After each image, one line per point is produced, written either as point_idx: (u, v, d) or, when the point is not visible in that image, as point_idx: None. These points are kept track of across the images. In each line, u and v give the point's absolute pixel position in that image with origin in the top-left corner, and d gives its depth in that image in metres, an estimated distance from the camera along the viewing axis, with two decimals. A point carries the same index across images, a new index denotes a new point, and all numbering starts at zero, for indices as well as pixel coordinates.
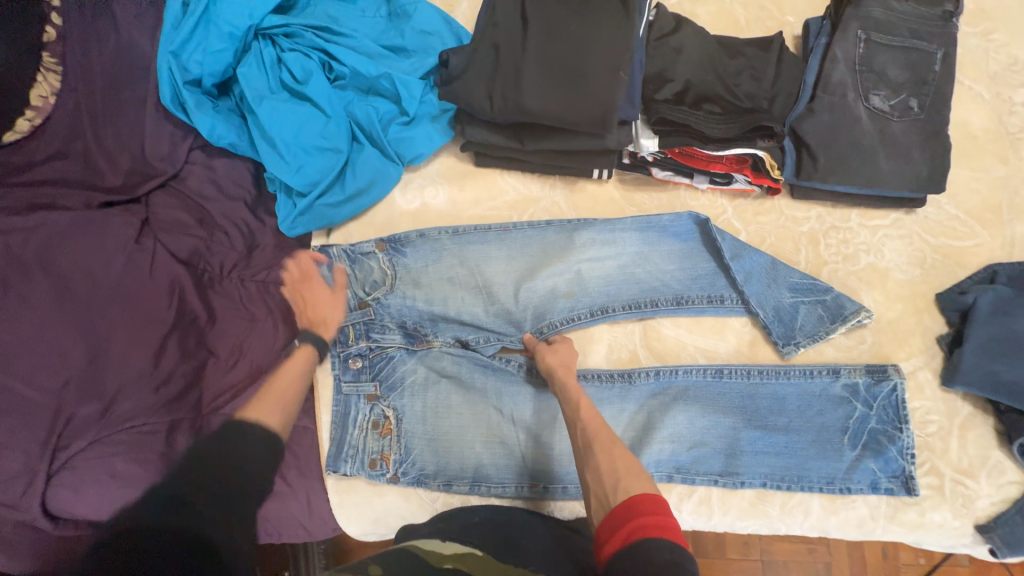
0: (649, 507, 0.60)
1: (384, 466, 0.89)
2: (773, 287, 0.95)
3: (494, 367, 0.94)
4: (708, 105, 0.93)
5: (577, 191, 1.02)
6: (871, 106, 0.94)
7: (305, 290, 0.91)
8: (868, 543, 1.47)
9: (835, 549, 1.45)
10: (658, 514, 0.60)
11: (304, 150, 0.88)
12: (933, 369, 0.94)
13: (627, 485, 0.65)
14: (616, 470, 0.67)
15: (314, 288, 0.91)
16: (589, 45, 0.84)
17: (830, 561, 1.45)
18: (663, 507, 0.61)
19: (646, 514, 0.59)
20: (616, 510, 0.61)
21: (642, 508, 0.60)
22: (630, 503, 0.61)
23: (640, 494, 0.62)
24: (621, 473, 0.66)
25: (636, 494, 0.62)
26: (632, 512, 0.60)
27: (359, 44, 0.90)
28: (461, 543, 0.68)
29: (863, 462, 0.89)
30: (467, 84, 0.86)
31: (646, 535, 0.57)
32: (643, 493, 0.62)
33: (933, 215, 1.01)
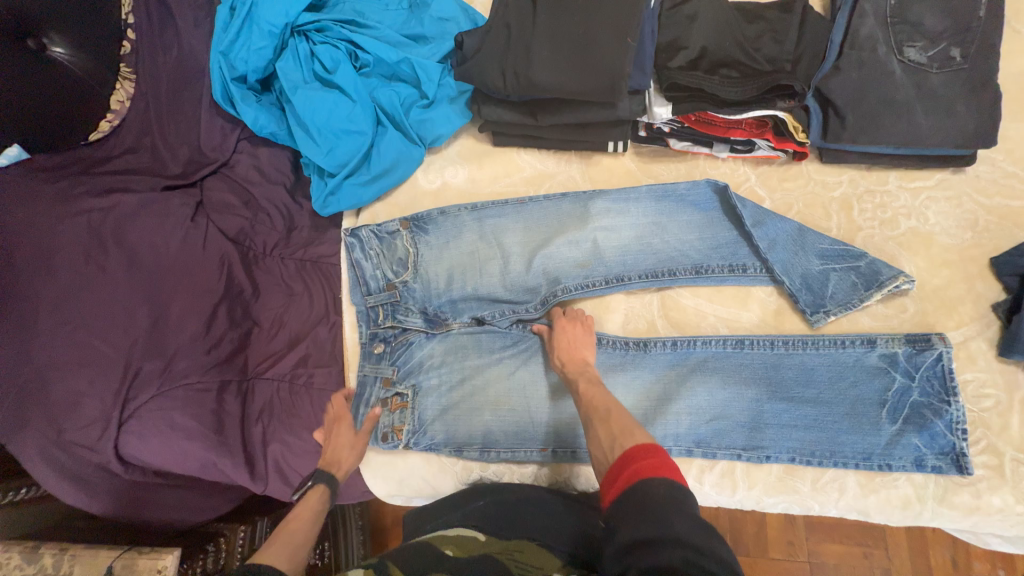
0: (645, 453, 0.60)
1: (396, 438, 0.92)
2: (799, 254, 0.92)
3: (513, 337, 0.97)
4: (725, 69, 0.91)
5: (592, 165, 1.03)
6: (905, 59, 0.88)
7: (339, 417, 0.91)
8: (934, 548, 1.35)
9: (894, 554, 1.34)
10: (655, 458, 0.59)
11: (333, 134, 0.95)
12: (988, 339, 0.86)
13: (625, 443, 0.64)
14: (612, 434, 0.66)
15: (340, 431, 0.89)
16: (598, 17, 0.85)
17: (888, 566, 1.34)
18: (661, 452, 0.60)
19: (643, 460, 0.59)
20: (615, 463, 0.61)
21: (638, 455, 0.59)
22: (627, 454, 0.61)
23: (637, 445, 0.62)
24: (618, 435, 0.65)
25: (633, 445, 0.62)
26: (630, 462, 0.60)
27: (382, 34, 0.96)
28: (463, 527, 0.74)
29: (904, 437, 0.83)
30: (479, 63, 0.90)
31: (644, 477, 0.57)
32: (640, 444, 0.62)
33: (987, 173, 0.93)
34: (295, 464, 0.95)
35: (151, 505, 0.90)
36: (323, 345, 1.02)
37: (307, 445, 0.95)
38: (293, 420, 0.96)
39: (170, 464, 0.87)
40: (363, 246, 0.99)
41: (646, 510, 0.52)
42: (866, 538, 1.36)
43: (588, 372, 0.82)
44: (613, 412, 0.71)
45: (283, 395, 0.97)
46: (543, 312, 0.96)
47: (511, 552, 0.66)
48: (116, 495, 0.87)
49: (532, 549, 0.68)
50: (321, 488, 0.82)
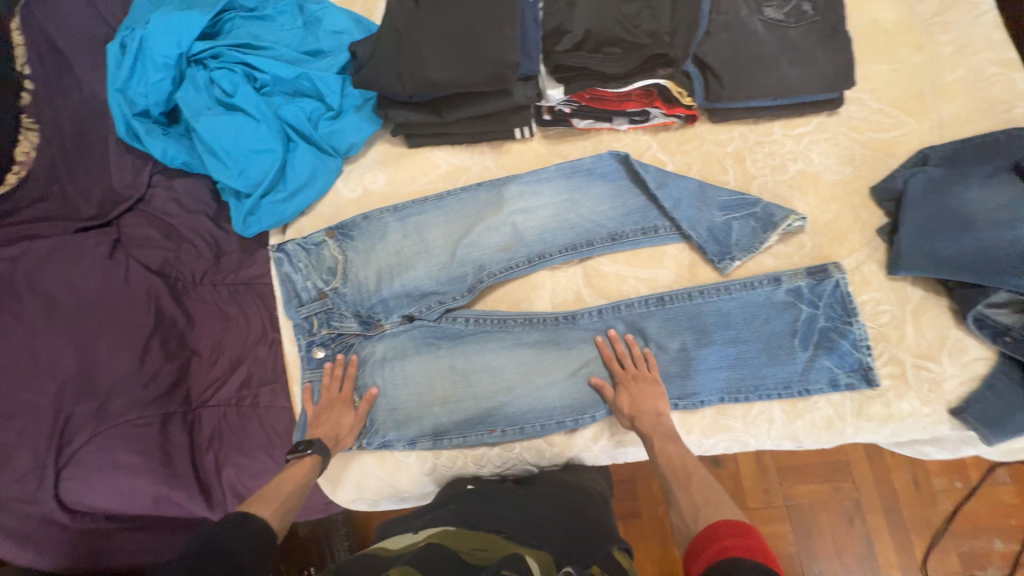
0: (731, 531, 0.63)
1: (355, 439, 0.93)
2: (704, 208, 0.98)
3: (443, 329, 0.97)
4: (608, 48, 0.97)
5: (504, 153, 1.08)
6: (765, 18, 0.96)
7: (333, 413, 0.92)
8: (897, 473, 1.43)
9: (861, 483, 1.42)
10: (744, 536, 0.61)
11: (242, 154, 0.96)
12: (877, 261, 0.93)
13: (707, 514, 0.68)
14: (694, 502, 0.71)
15: (342, 412, 0.93)
16: (481, 15, 0.91)
17: (858, 497, 1.41)
18: (752, 534, 0.62)
19: (728, 537, 0.62)
20: (702, 533, 0.65)
21: (724, 530, 0.63)
22: (715, 527, 0.64)
23: (725, 520, 0.65)
24: (701, 506, 0.69)
25: (719, 520, 0.65)
26: (716, 535, 0.63)
27: (279, 53, 0.99)
28: (433, 527, 0.75)
29: (817, 360, 0.89)
30: (373, 69, 0.93)
31: (732, 552, 0.60)
32: (726, 520, 0.65)
33: (856, 113, 1.01)
34: (251, 486, 0.94)
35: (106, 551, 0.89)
36: (264, 364, 1.01)
37: (261, 465, 0.95)
38: (246, 442, 0.96)
39: (119, 502, 0.87)
40: (292, 260, 1.02)
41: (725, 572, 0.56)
42: (834, 474, 1.43)
43: (662, 426, 0.83)
44: (692, 475, 0.75)
45: (230, 420, 0.97)
46: (470, 299, 0.98)
47: (476, 552, 0.68)
48: (67, 547, 0.85)
49: (497, 545, 0.70)
50: (315, 458, 0.84)
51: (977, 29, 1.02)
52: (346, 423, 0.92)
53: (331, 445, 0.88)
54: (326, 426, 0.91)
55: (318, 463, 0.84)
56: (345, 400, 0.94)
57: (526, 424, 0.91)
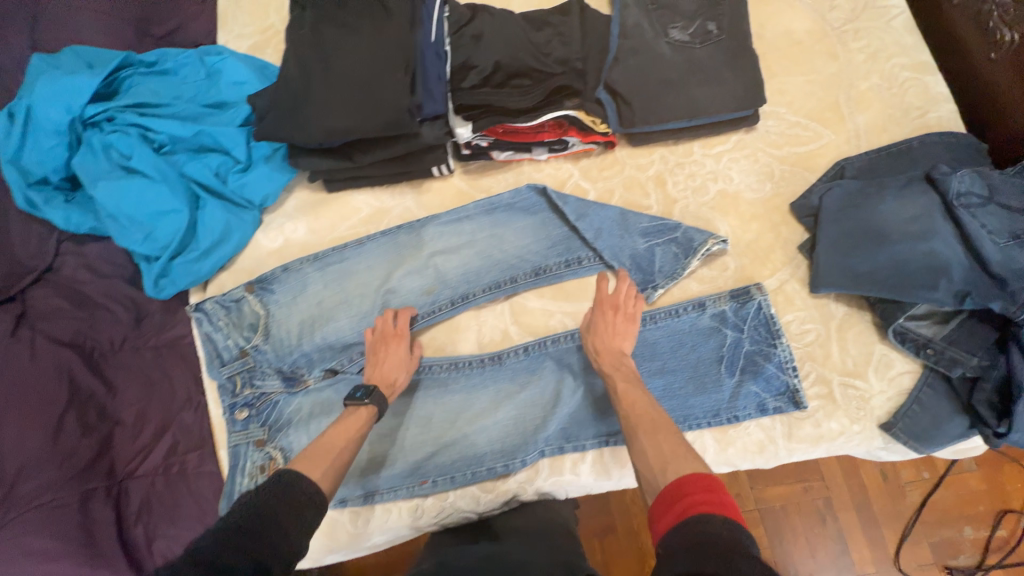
0: (698, 485, 0.59)
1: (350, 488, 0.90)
2: (626, 234, 0.96)
3: None
4: (517, 80, 0.96)
5: (424, 192, 1.06)
6: (671, 40, 0.94)
7: (382, 352, 0.90)
8: (864, 466, 1.40)
9: (830, 482, 1.38)
10: (713, 492, 0.58)
11: (146, 217, 0.93)
12: (800, 279, 0.92)
13: (678, 467, 0.63)
14: (663, 456, 0.65)
15: (392, 349, 0.90)
16: (377, 57, 0.88)
17: (829, 495, 1.38)
18: (716, 484, 0.59)
19: (696, 491, 0.58)
20: (667, 487, 0.60)
21: (692, 486, 0.59)
22: (680, 482, 0.60)
23: (691, 474, 0.61)
24: (669, 459, 0.64)
25: (685, 474, 0.61)
26: (685, 490, 0.59)
27: (178, 110, 0.96)
28: None
29: (744, 386, 0.88)
30: (271, 123, 0.90)
31: (706, 511, 0.56)
32: (691, 473, 0.61)
33: (774, 127, 1.00)
34: None
35: None
36: (190, 430, 0.99)
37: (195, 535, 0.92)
38: (177, 513, 0.93)
39: None
40: (212, 318, 0.99)
41: (704, 541, 0.51)
42: (804, 473, 1.40)
43: (622, 368, 0.82)
44: (659, 426, 0.71)
45: (159, 489, 0.94)
46: None
47: None
48: None
49: None
50: (372, 408, 0.84)
51: (889, 34, 1.02)
52: (395, 361, 0.90)
53: (386, 392, 0.87)
54: (382, 369, 0.88)
55: (373, 414, 0.84)
56: (398, 339, 0.91)
57: (458, 472, 0.90)
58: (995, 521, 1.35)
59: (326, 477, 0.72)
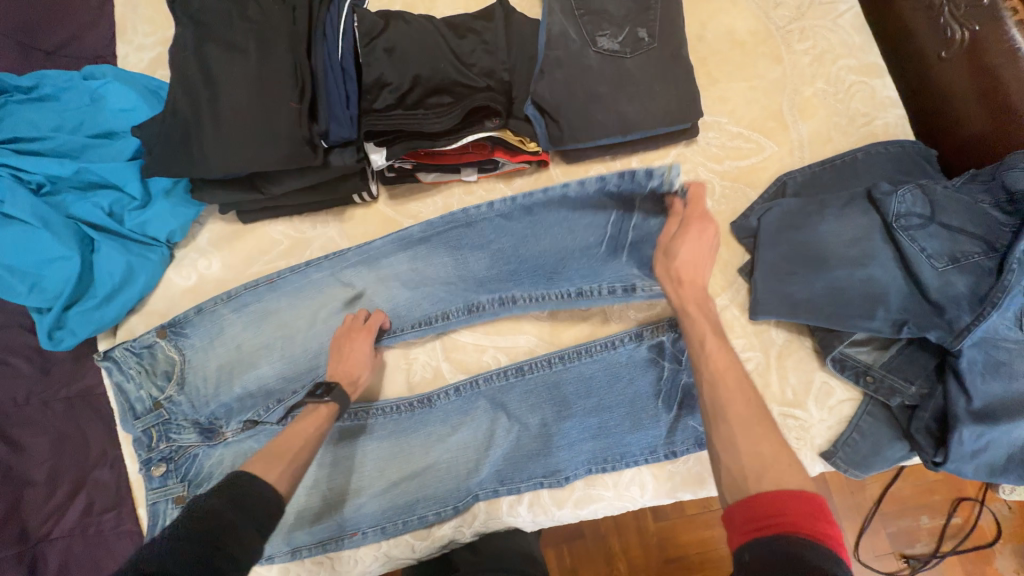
0: (810, 512, 0.51)
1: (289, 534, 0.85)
2: (560, 259, 0.88)
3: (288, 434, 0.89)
4: (436, 98, 0.87)
5: (348, 220, 0.98)
6: (600, 49, 0.87)
7: (349, 343, 0.86)
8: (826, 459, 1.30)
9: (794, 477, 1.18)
10: (825, 525, 0.50)
11: (32, 267, 0.84)
12: (740, 304, 0.87)
13: (776, 478, 0.55)
14: (757, 456, 0.57)
15: (359, 345, 0.86)
16: (272, 85, 0.80)
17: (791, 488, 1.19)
18: (827, 515, 0.51)
19: (805, 518, 0.50)
20: (766, 497, 0.53)
21: (798, 508, 0.51)
22: (788, 496, 0.52)
23: (803, 494, 0.52)
24: (767, 464, 0.56)
25: (787, 489, 0.53)
26: (783, 508, 0.51)
27: (58, 144, 0.86)
28: None
29: (681, 421, 0.85)
30: (162, 156, 0.81)
31: (809, 539, 0.48)
32: (804, 493, 0.53)
33: (715, 139, 0.93)
34: None
35: None
36: (107, 487, 0.94)
37: None
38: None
39: None
40: (123, 366, 0.90)
41: None
42: None
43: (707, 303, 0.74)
44: (755, 416, 0.61)
45: (77, 552, 0.89)
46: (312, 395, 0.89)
47: None
48: None
49: None
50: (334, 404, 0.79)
51: (834, 32, 0.95)
52: (360, 362, 0.86)
53: (348, 390, 0.83)
54: (347, 364, 0.85)
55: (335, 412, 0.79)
56: (363, 333, 0.87)
57: (389, 521, 0.86)
58: (952, 510, 1.19)
59: (284, 479, 0.67)
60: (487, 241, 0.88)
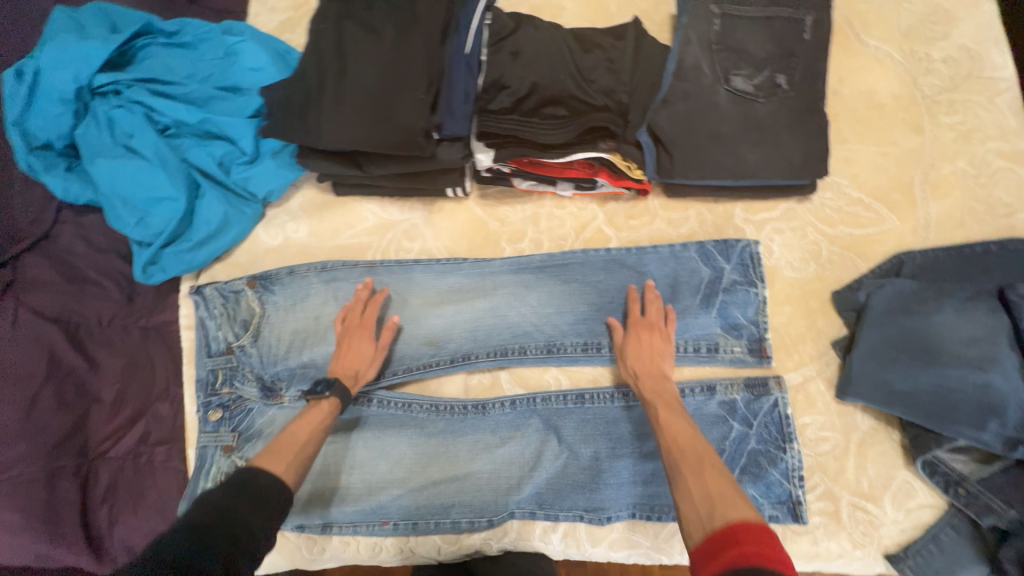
0: (753, 537, 0.51)
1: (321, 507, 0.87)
2: (657, 311, 0.88)
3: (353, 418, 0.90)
4: (550, 109, 0.85)
5: (436, 212, 0.99)
6: (732, 88, 0.83)
7: (353, 340, 0.88)
8: None
9: None
10: (771, 548, 0.50)
11: (142, 202, 0.88)
12: (827, 379, 0.82)
13: (725, 513, 0.56)
14: (710, 496, 0.59)
15: (359, 342, 0.88)
16: (400, 71, 0.81)
17: None
18: (774, 539, 0.51)
19: (749, 543, 0.51)
20: (715, 533, 0.54)
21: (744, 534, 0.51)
22: (734, 528, 0.53)
23: (748, 522, 0.53)
24: (716, 502, 0.57)
25: (738, 520, 0.54)
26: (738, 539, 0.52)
27: (188, 91, 0.90)
28: None
29: (741, 488, 0.80)
30: (281, 120, 0.83)
31: (756, 563, 0.49)
32: (744, 520, 0.54)
33: (831, 201, 0.88)
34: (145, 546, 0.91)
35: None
36: (163, 421, 0.98)
37: (151, 525, 0.92)
38: (142, 502, 0.92)
39: (9, 553, 0.87)
40: (209, 303, 0.96)
41: None
42: None
43: (665, 391, 0.77)
44: (707, 464, 0.63)
45: (126, 476, 0.93)
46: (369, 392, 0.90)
47: None
48: None
49: None
50: (334, 399, 0.80)
51: (988, 111, 0.88)
52: (366, 355, 0.87)
53: (349, 383, 0.84)
54: (345, 361, 0.86)
55: (337, 404, 0.81)
56: (364, 329, 0.89)
57: (424, 517, 0.86)
58: None
59: (291, 471, 0.69)
60: (589, 278, 0.92)
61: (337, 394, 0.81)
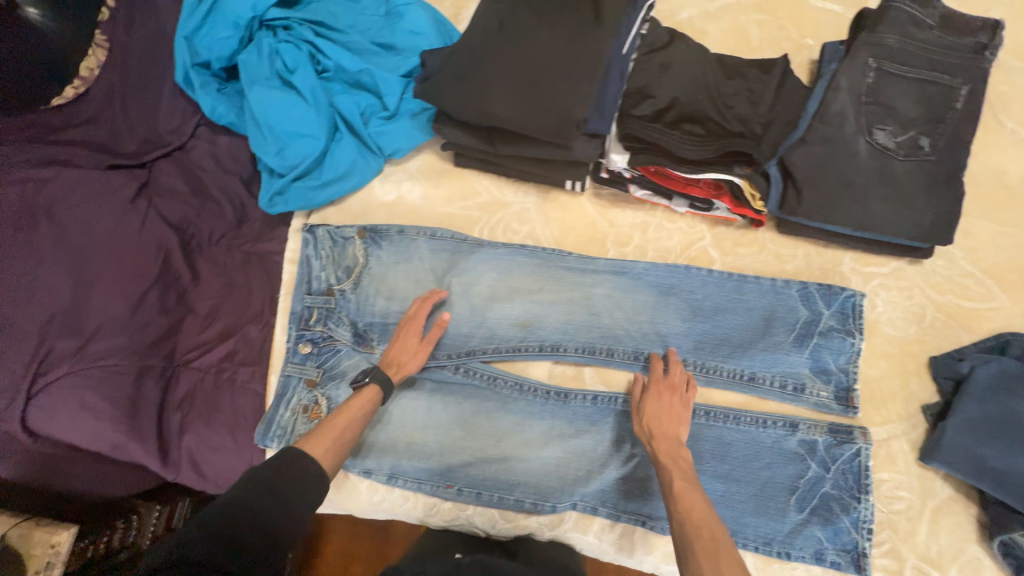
0: None
1: (393, 458, 0.89)
2: (751, 341, 0.89)
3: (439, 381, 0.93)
4: (689, 125, 0.88)
5: (550, 201, 1.02)
6: (873, 141, 0.85)
7: (401, 337, 0.89)
8: None
9: None
10: None
11: (285, 134, 0.93)
12: (911, 441, 0.83)
13: None
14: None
15: (409, 337, 0.89)
16: (565, 56, 0.82)
17: None
18: None
19: None
20: None
21: None
22: None
23: None
24: None
25: None
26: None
27: (350, 41, 0.96)
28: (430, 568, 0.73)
29: (808, 527, 0.81)
30: (439, 85, 0.87)
31: None
32: None
33: (943, 269, 0.89)
34: (210, 458, 0.93)
35: (69, 477, 0.89)
36: (252, 343, 1.00)
37: (221, 440, 0.94)
38: (215, 416, 0.94)
39: (79, 439, 0.86)
40: (317, 244, 0.98)
41: None
42: None
43: (680, 460, 0.75)
44: (721, 548, 0.62)
45: (205, 388, 0.95)
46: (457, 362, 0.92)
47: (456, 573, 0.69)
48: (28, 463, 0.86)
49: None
50: (375, 389, 0.82)
51: None
52: (410, 348, 0.89)
53: (390, 371, 0.86)
54: (392, 352, 0.88)
55: (377, 393, 0.82)
56: (414, 326, 0.90)
57: (489, 489, 0.88)
58: None
59: (327, 456, 0.73)
60: (689, 294, 0.93)
61: (376, 385, 0.82)
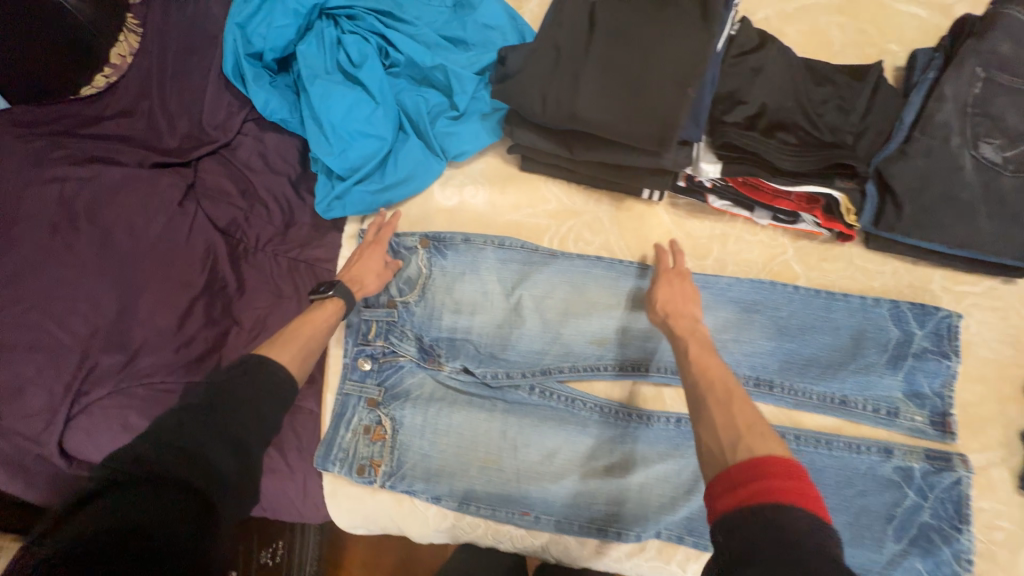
0: (781, 469, 0.51)
1: (465, 485, 0.84)
2: (842, 361, 0.85)
3: (512, 401, 0.88)
4: (782, 134, 0.83)
5: (624, 210, 0.96)
6: (980, 155, 0.81)
7: (367, 254, 0.86)
8: None
9: None
10: (795, 481, 0.50)
11: (347, 133, 0.88)
12: (1010, 468, 0.81)
13: (752, 446, 0.55)
14: (736, 432, 0.57)
15: (374, 256, 0.86)
16: (660, 54, 0.77)
17: None
18: (796, 470, 0.51)
19: (775, 476, 0.50)
20: (736, 468, 0.53)
21: (773, 469, 0.51)
22: (759, 462, 0.52)
23: (769, 455, 0.53)
24: (744, 433, 0.56)
25: (765, 454, 0.53)
26: (763, 474, 0.51)
27: (418, 33, 0.90)
28: None
29: (908, 559, 0.78)
30: (522, 83, 0.81)
31: (790, 504, 0.48)
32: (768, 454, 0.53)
33: None
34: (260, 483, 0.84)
35: None
36: None
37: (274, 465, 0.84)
38: None
39: None
40: None
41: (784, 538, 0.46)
42: None
43: (697, 331, 0.75)
44: (737, 398, 0.62)
45: None
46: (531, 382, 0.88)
47: None
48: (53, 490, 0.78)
49: None
50: (338, 302, 0.80)
51: None
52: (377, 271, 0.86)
53: (353, 288, 0.82)
54: (357, 271, 0.85)
55: (340, 308, 0.80)
56: (377, 246, 0.87)
57: (568, 517, 0.82)
58: None
59: (295, 361, 0.70)
60: (774, 310, 0.88)
61: (341, 296, 0.80)
